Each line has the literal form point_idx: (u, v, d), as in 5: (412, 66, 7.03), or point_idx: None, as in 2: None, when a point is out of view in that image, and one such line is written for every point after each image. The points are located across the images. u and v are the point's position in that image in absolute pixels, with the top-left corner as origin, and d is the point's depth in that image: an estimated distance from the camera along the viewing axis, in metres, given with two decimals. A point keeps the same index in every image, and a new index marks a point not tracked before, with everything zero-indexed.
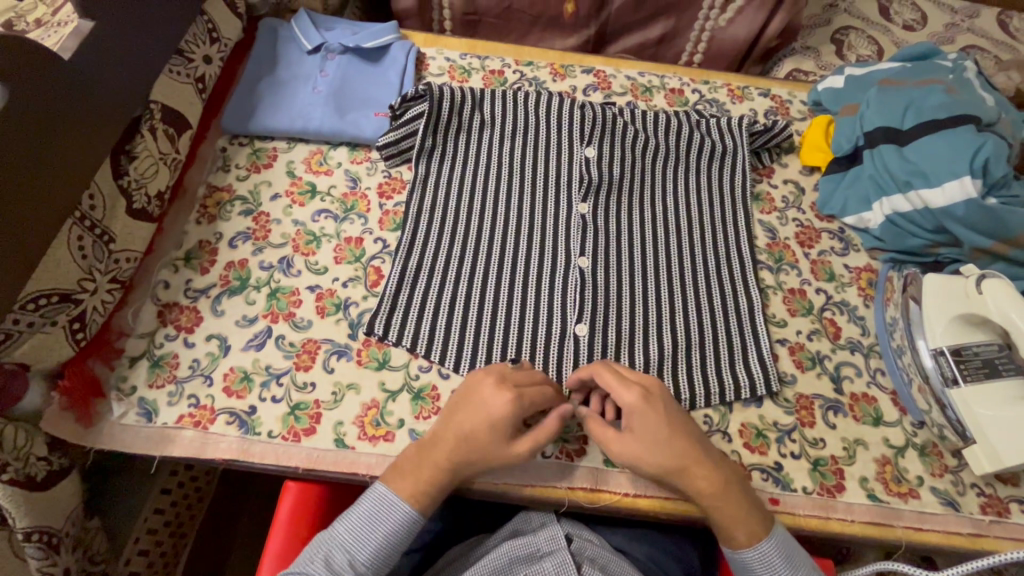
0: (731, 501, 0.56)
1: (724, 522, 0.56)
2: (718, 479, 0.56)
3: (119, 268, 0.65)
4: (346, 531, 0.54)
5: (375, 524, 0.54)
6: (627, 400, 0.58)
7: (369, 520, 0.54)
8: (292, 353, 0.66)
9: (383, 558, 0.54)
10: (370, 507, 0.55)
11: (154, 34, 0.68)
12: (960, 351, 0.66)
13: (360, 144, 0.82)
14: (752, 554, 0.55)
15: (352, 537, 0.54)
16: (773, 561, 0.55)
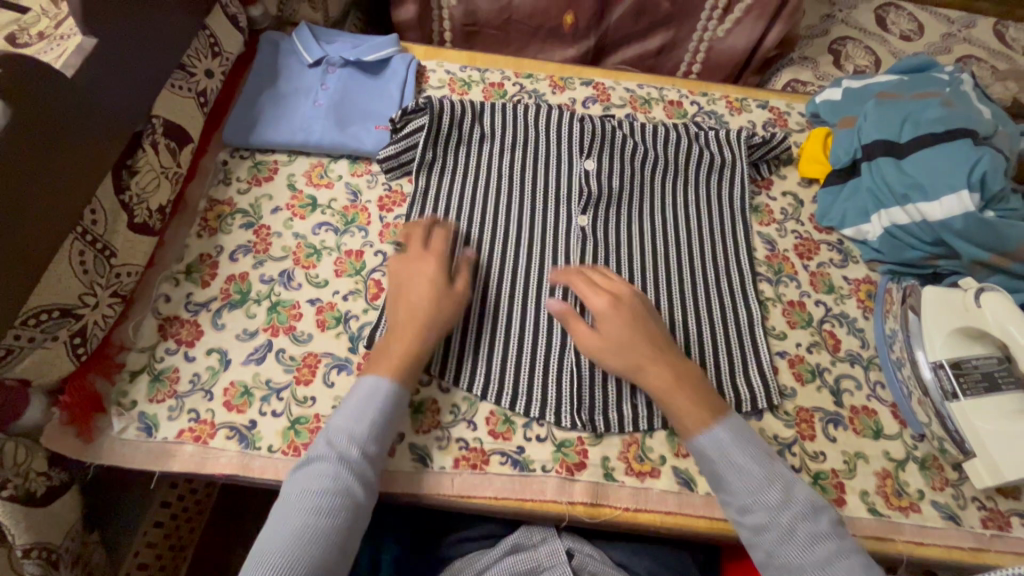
0: (681, 390, 0.61)
1: (681, 410, 0.61)
2: (670, 372, 0.62)
3: (120, 282, 0.65)
4: (342, 417, 0.57)
5: (368, 405, 0.58)
6: (598, 303, 0.66)
7: (360, 404, 0.58)
8: (292, 367, 0.66)
9: (385, 436, 0.58)
10: (361, 392, 0.59)
11: (156, 49, 0.68)
12: (959, 365, 0.66)
13: (360, 157, 0.82)
14: (705, 439, 0.59)
15: (350, 422, 0.57)
16: (722, 442, 0.59)
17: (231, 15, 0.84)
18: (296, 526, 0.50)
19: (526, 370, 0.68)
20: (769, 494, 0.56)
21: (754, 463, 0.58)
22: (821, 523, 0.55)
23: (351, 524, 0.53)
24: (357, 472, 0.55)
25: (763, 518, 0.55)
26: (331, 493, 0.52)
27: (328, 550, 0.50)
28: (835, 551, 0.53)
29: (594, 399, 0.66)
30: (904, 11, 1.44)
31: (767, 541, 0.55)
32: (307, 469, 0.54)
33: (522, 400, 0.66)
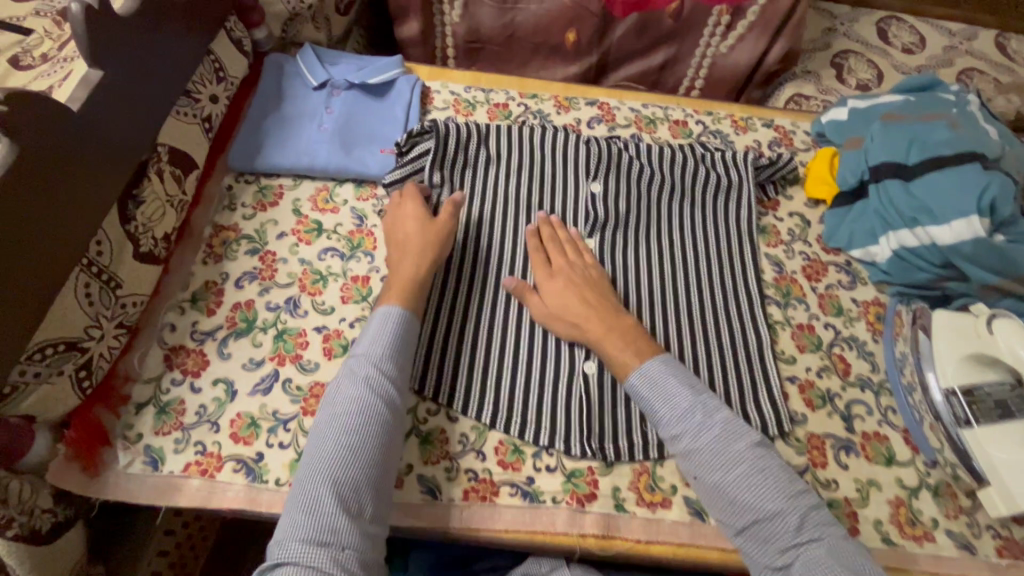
0: (612, 335, 0.67)
1: (613, 355, 0.66)
2: (601, 324, 0.68)
3: (126, 312, 0.64)
4: (361, 348, 0.62)
5: (382, 334, 0.63)
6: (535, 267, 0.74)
7: (374, 333, 0.63)
8: (299, 398, 0.65)
9: (403, 360, 0.62)
10: (376, 323, 0.64)
11: (162, 76, 0.68)
12: (971, 391, 0.66)
13: (366, 180, 0.82)
14: (636, 379, 0.64)
15: (368, 350, 0.62)
16: (650, 377, 0.63)
17: (235, 38, 0.83)
18: (335, 443, 0.55)
19: (534, 398, 0.67)
20: (691, 423, 0.60)
21: (688, 391, 0.62)
22: (737, 446, 0.59)
23: (385, 439, 0.58)
24: (384, 394, 0.59)
25: (688, 446, 0.60)
26: (361, 412, 0.57)
27: (367, 462, 0.55)
28: (748, 471, 0.57)
29: (604, 427, 0.66)
30: (905, 24, 1.44)
31: (693, 466, 0.60)
32: (335, 395, 0.59)
33: (531, 429, 0.65)
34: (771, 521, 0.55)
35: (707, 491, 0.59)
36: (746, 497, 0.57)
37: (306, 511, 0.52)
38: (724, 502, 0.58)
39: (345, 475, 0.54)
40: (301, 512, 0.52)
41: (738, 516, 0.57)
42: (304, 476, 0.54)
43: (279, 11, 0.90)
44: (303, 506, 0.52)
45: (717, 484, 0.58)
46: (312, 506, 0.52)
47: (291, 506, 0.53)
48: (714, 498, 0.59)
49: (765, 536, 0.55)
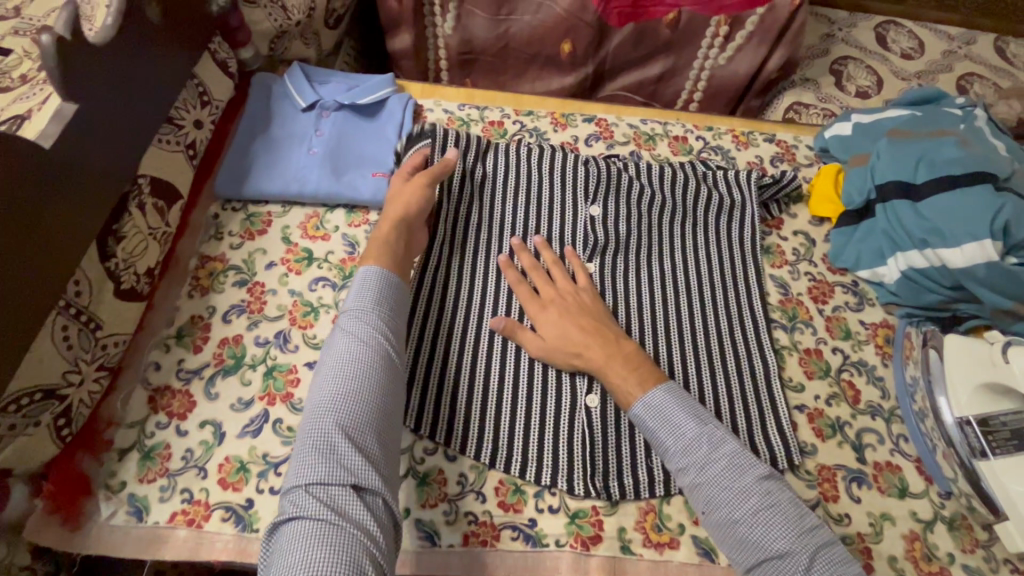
0: (615, 359, 0.64)
1: (616, 385, 0.63)
2: (601, 349, 0.65)
3: (108, 353, 0.62)
4: (350, 306, 0.61)
5: (366, 291, 0.62)
6: (522, 294, 0.71)
7: (357, 292, 0.62)
8: (290, 439, 0.63)
9: (393, 312, 0.62)
10: (360, 283, 0.63)
11: (144, 104, 0.65)
12: (987, 421, 0.64)
13: (357, 206, 0.79)
14: (638, 409, 0.61)
15: (354, 306, 0.61)
16: (650, 408, 0.60)
17: (220, 60, 0.81)
18: (336, 390, 0.54)
19: (535, 434, 0.65)
20: (695, 452, 0.57)
21: (679, 415, 0.59)
22: (744, 480, 0.55)
23: (386, 380, 0.57)
24: (378, 342, 0.58)
25: (694, 480, 0.57)
26: (357, 359, 0.56)
27: (370, 401, 0.54)
28: (756, 513, 0.53)
29: (608, 464, 0.63)
30: (903, 28, 1.42)
31: (700, 500, 0.56)
32: (328, 353, 0.58)
33: (533, 468, 0.63)
34: (781, 561, 0.51)
35: (715, 528, 0.55)
36: (753, 538, 0.53)
37: (315, 454, 0.51)
38: (732, 542, 0.54)
39: (350, 418, 0.53)
40: (310, 459, 0.50)
41: (747, 555, 0.53)
42: (308, 427, 0.53)
43: (266, 29, 0.87)
44: (312, 451, 0.51)
45: (724, 520, 0.54)
46: (320, 450, 0.51)
47: (298, 457, 0.51)
48: (723, 539, 0.55)
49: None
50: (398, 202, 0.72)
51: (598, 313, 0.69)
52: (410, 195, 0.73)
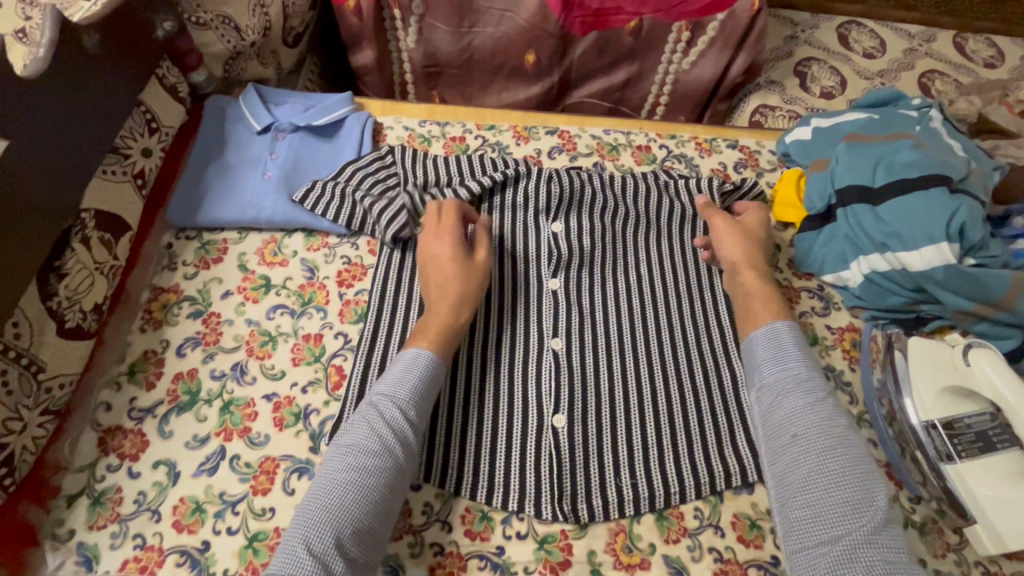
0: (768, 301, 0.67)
1: (750, 312, 0.67)
2: None
3: (53, 396, 0.59)
4: (386, 388, 0.59)
5: (409, 374, 0.60)
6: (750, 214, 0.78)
7: (402, 370, 0.60)
8: (249, 475, 0.61)
9: (427, 403, 0.60)
10: (406, 363, 0.61)
11: (83, 136, 0.63)
12: (951, 425, 0.64)
13: (317, 230, 0.78)
14: (761, 334, 0.64)
15: (393, 389, 0.59)
16: (780, 337, 0.63)
17: (169, 85, 0.79)
18: (344, 481, 0.52)
19: (502, 457, 0.63)
20: (813, 386, 0.59)
21: (794, 349, 0.62)
22: (848, 427, 0.57)
23: (393, 482, 0.54)
24: (400, 435, 0.56)
25: (800, 405, 0.58)
26: (375, 451, 0.54)
27: (373, 503, 0.52)
28: (856, 458, 0.54)
29: (576, 486, 0.62)
30: (864, 28, 1.44)
31: (794, 423, 0.57)
32: (351, 430, 0.57)
33: (499, 493, 0.61)
34: (862, 505, 0.51)
35: (795, 454, 0.55)
36: (840, 475, 0.53)
37: (305, 548, 0.48)
38: (812, 470, 0.54)
39: (350, 515, 0.51)
40: (297, 552, 0.48)
41: (820, 489, 0.52)
42: (306, 515, 0.51)
43: (218, 51, 0.86)
44: (302, 544, 0.48)
45: (816, 448, 0.55)
46: (312, 547, 0.48)
47: (286, 541, 0.50)
48: (807, 463, 0.54)
49: (843, 519, 0.50)
50: (442, 266, 0.69)
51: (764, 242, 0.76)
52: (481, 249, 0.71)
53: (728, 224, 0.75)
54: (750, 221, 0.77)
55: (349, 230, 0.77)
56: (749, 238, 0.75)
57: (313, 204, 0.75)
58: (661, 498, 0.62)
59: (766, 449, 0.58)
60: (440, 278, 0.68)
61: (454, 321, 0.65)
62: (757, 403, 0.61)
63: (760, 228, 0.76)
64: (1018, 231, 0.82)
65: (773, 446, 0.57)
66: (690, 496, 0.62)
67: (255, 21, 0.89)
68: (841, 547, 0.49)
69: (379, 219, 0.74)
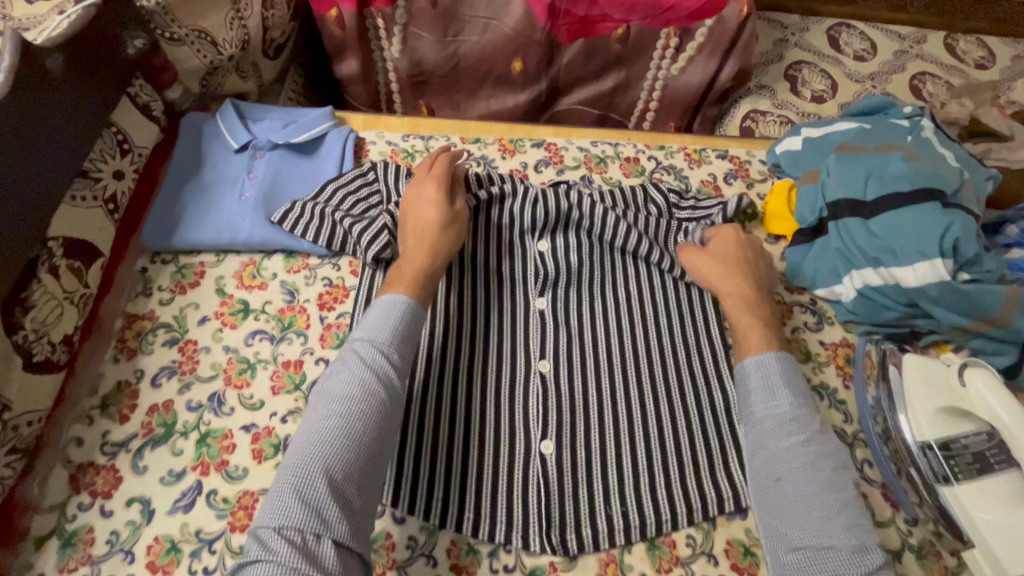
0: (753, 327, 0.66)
1: (740, 341, 0.65)
2: None
3: (20, 434, 0.57)
4: (364, 332, 0.58)
5: (387, 318, 0.59)
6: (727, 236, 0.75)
7: (379, 315, 0.59)
8: (226, 511, 0.59)
9: (408, 345, 0.59)
10: (382, 308, 0.60)
11: (49, 162, 0.61)
12: (948, 444, 0.62)
13: (297, 251, 0.75)
14: (752, 364, 0.62)
15: (371, 334, 0.57)
16: (768, 369, 0.61)
17: (142, 104, 0.77)
18: (331, 425, 0.51)
19: (488, 485, 0.61)
20: (803, 425, 0.57)
21: (783, 386, 0.59)
22: (837, 471, 0.54)
23: (382, 423, 0.53)
24: (384, 376, 0.55)
25: (788, 447, 0.55)
26: (361, 394, 0.53)
27: (363, 446, 0.51)
28: (845, 505, 0.52)
29: (565, 515, 0.60)
30: (855, 30, 1.43)
31: (780, 467, 0.54)
32: (333, 377, 0.55)
33: (486, 524, 0.59)
34: (850, 553, 0.49)
35: (783, 500, 0.53)
36: (826, 520, 0.50)
37: (295, 495, 0.47)
38: (801, 517, 0.51)
39: (339, 457, 0.49)
40: (288, 500, 0.47)
41: (804, 534, 0.50)
42: (293, 462, 0.49)
43: (194, 67, 0.83)
44: (291, 492, 0.47)
45: (802, 491, 0.52)
46: (302, 494, 0.47)
47: (274, 494, 0.49)
48: (795, 511, 0.52)
49: (830, 569, 0.48)
50: (422, 210, 0.71)
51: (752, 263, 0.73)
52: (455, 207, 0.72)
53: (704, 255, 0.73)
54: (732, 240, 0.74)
55: (330, 251, 0.75)
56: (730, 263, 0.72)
57: (294, 227, 0.73)
58: (652, 526, 0.60)
59: (754, 492, 0.56)
60: (420, 222, 0.70)
61: (430, 266, 0.66)
62: (746, 437, 0.59)
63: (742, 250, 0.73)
64: (1011, 240, 0.81)
65: (758, 487, 0.55)
66: (682, 523, 0.61)
67: (232, 34, 0.87)
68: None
69: (360, 239, 0.72)
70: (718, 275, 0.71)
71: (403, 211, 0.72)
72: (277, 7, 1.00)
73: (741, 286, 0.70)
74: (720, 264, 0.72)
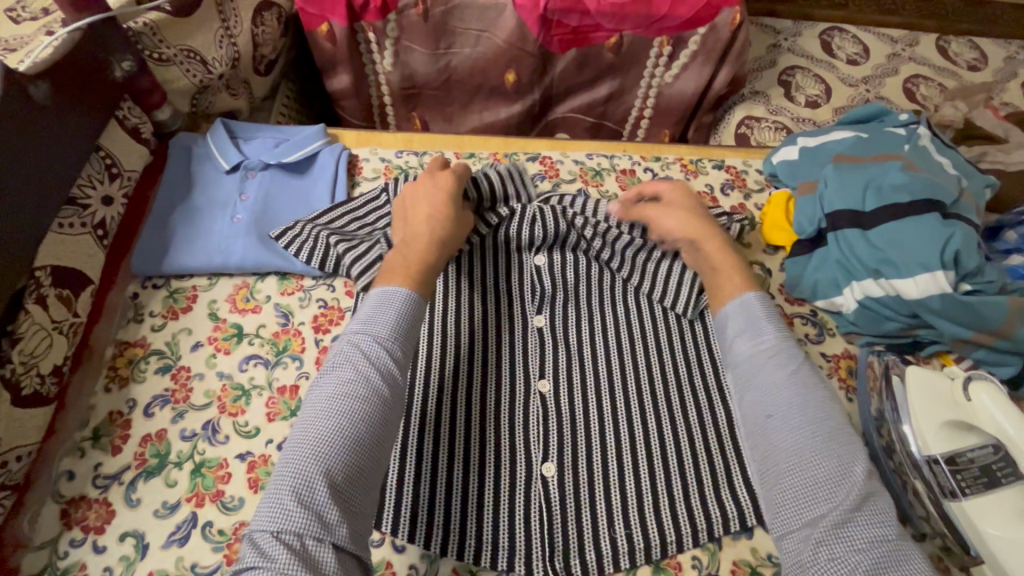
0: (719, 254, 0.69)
1: (719, 281, 0.67)
2: None
3: (9, 470, 0.56)
4: (363, 325, 0.56)
5: (385, 310, 0.57)
6: (669, 190, 0.76)
7: (380, 307, 0.57)
8: (222, 543, 0.57)
9: (409, 338, 0.57)
10: (380, 299, 0.58)
11: (34, 191, 0.60)
12: (953, 459, 0.60)
13: (291, 272, 0.74)
14: (733, 305, 0.63)
15: (371, 327, 0.56)
16: (750, 309, 0.61)
17: (131, 127, 0.76)
18: (331, 423, 0.49)
19: (489, 510, 0.60)
20: (785, 357, 0.57)
21: (764, 320, 0.60)
22: (828, 405, 0.54)
23: (383, 422, 0.51)
24: (385, 371, 0.53)
25: (774, 381, 0.55)
26: (363, 392, 0.51)
27: (364, 443, 0.49)
28: (832, 433, 0.51)
29: (568, 539, 0.59)
30: (847, 34, 1.43)
31: (769, 403, 0.54)
32: (331, 372, 0.54)
33: (487, 551, 0.58)
34: (840, 484, 0.48)
35: (772, 436, 0.53)
36: (816, 453, 0.50)
37: (293, 498, 0.46)
38: (792, 452, 0.51)
39: (339, 458, 0.48)
40: (288, 504, 0.46)
41: (797, 471, 0.50)
42: (291, 462, 0.48)
43: (184, 86, 0.83)
44: (290, 494, 0.46)
45: (790, 428, 0.52)
46: (301, 497, 0.46)
47: (270, 496, 0.47)
48: (783, 446, 0.52)
49: (822, 506, 0.48)
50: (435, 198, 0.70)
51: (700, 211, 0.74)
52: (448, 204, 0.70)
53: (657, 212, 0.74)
54: (678, 197, 0.75)
55: (324, 272, 0.74)
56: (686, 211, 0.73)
57: (291, 243, 0.72)
58: (657, 548, 0.59)
59: (745, 429, 0.56)
60: (427, 210, 0.69)
61: None
62: (734, 377, 0.59)
63: (687, 203, 0.74)
64: (1011, 246, 0.80)
65: (750, 427, 0.55)
66: (687, 544, 0.60)
67: (222, 52, 0.86)
68: (821, 533, 0.47)
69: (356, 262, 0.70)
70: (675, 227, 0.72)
71: (409, 200, 0.71)
72: (267, 23, 0.99)
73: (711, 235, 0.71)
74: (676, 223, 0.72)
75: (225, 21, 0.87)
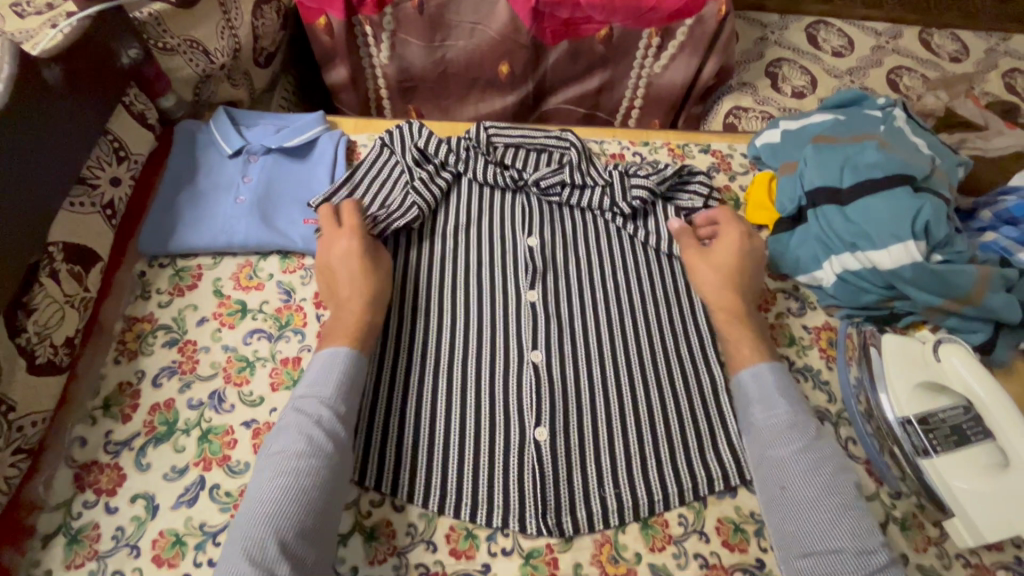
0: (744, 327, 0.69)
1: (735, 350, 0.68)
2: None
3: (25, 434, 0.58)
4: (308, 387, 0.60)
5: (328, 374, 0.61)
6: (730, 234, 0.76)
7: (322, 371, 0.61)
8: (228, 504, 0.60)
9: (350, 396, 0.61)
10: (320, 363, 0.62)
11: (46, 164, 0.62)
12: (926, 418, 0.64)
13: (292, 252, 0.77)
14: (749, 375, 0.64)
15: (314, 390, 0.60)
16: (764, 380, 0.63)
17: (137, 113, 0.79)
18: (280, 484, 0.53)
19: (484, 471, 0.63)
20: (800, 432, 0.59)
21: (781, 396, 0.62)
22: (839, 474, 0.56)
23: (330, 479, 0.55)
24: (330, 430, 0.57)
25: (787, 455, 0.58)
26: (308, 450, 0.55)
27: (310, 504, 0.53)
28: (849, 505, 0.54)
29: (559, 498, 0.62)
30: (832, 27, 1.46)
31: (784, 475, 0.57)
32: (280, 435, 0.57)
33: (482, 510, 0.61)
34: (857, 557, 0.51)
35: (787, 507, 0.55)
36: (831, 525, 0.53)
37: (245, 557, 0.48)
38: (807, 522, 0.54)
39: (287, 516, 0.51)
40: (239, 563, 0.48)
41: (813, 542, 0.53)
42: (243, 524, 0.51)
43: (187, 75, 0.85)
44: (242, 554, 0.49)
45: (805, 497, 0.55)
46: (252, 556, 0.49)
47: (224, 558, 0.50)
48: (799, 516, 0.54)
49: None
50: (336, 263, 0.71)
51: (750, 266, 0.74)
52: (340, 263, 0.70)
53: (698, 256, 0.75)
54: (724, 247, 0.74)
55: None
56: (729, 264, 0.73)
57: None
58: (645, 506, 0.62)
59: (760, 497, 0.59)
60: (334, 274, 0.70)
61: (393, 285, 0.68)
62: (749, 446, 0.61)
63: (733, 252, 0.74)
64: (985, 224, 0.83)
65: (766, 498, 0.58)
66: (673, 503, 0.62)
67: (223, 44, 0.88)
68: None
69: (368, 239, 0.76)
70: (713, 282, 0.72)
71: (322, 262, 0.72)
72: (267, 16, 1.02)
73: (733, 302, 0.70)
74: (715, 274, 0.72)
75: (227, 13, 0.89)
